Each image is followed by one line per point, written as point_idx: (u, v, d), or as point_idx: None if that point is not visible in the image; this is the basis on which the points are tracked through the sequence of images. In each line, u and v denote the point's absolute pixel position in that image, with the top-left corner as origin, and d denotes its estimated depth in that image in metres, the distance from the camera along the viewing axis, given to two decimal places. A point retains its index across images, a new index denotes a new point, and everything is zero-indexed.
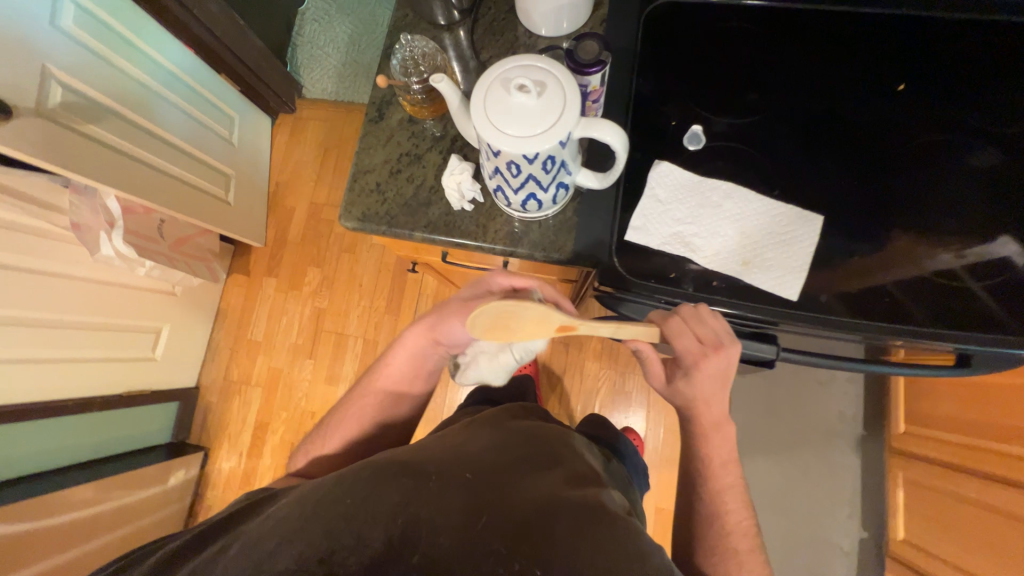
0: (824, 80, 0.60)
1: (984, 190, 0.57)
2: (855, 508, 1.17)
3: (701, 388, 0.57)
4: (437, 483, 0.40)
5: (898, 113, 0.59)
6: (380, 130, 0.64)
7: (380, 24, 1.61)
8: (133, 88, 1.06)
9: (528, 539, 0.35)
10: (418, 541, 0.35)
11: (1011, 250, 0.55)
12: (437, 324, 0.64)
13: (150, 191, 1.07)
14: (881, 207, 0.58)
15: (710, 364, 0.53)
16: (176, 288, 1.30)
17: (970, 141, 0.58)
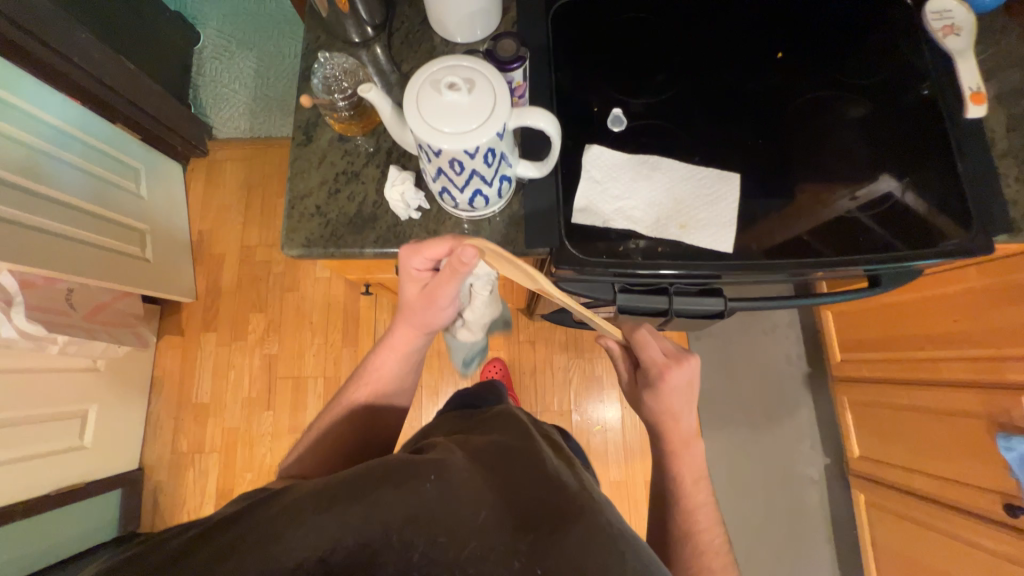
0: (717, 54, 0.67)
1: (863, 137, 0.66)
2: (815, 439, 1.28)
3: (655, 404, 0.66)
4: (438, 473, 0.34)
5: (782, 76, 0.67)
6: (311, 153, 0.63)
7: (286, 55, 1.56)
8: (15, 150, 0.96)
9: (529, 532, 0.32)
10: (417, 544, 0.31)
11: (893, 185, 0.64)
12: (418, 320, 0.63)
13: (51, 259, 0.96)
14: (787, 160, 0.65)
15: (668, 377, 0.65)
16: (98, 363, 1.16)
17: (845, 95, 0.67)
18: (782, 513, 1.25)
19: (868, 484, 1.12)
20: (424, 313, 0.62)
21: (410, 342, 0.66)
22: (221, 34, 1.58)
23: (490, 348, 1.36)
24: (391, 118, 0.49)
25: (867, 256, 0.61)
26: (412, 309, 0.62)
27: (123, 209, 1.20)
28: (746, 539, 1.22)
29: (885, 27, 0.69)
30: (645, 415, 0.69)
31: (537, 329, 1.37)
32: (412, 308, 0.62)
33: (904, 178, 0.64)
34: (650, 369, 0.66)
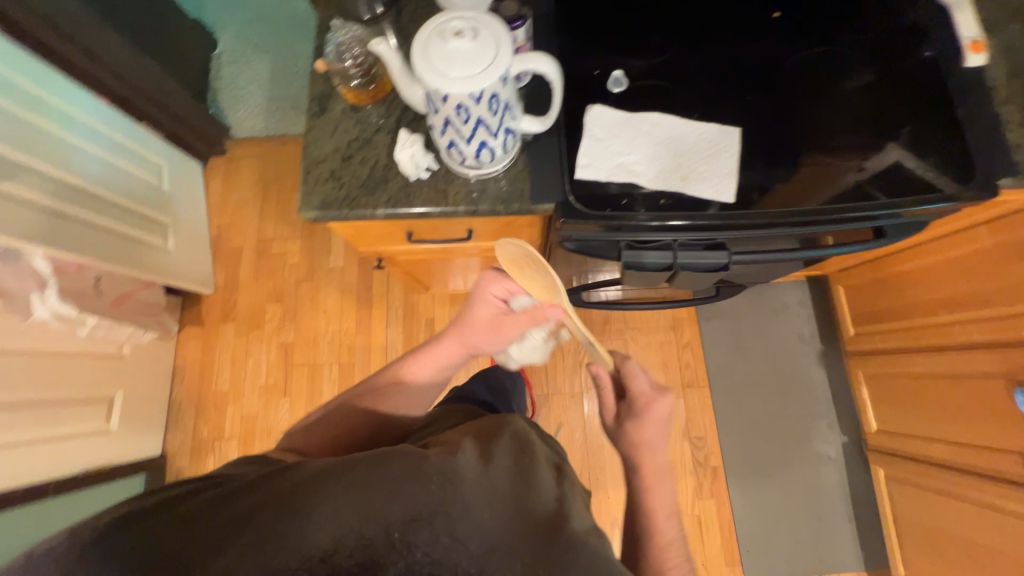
0: (716, 19, 0.69)
1: (863, 102, 0.66)
2: (833, 418, 1.26)
3: (633, 433, 0.67)
4: (441, 477, 0.39)
5: (781, 40, 0.68)
6: (325, 122, 0.66)
7: (300, 58, 1.63)
8: (52, 146, 1.02)
9: (526, 541, 0.37)
10: (418, 543, 0.36)
11: (899, 153, 0.64)
12: (470, 336, 0.73)
13: (78, 245, 1.01)
14: (789, 121, 0.66)
15: (651, 404, 0.68)
16: (124, 349, 1.21)
17: (840, 55, 0.68)
18: (800, 495, 1.23)
19: (888, 459, 1.10)
20: (481, 334, 0.73)
21: (451, 358, 0.73)
22: (238, 40, 1.65)
23: None
24: (401, 71, 0.52)
25: (870, 206, 0.62)
26: (470, 327, 0.73)
27: (147, 202, 1.25)
28: (763, 520, 1.21)
29: None
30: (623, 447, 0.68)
31: None
32: (471, 324, 0.73)
33: (898, 139, 0.65)
34: (635, 399, 0.69)
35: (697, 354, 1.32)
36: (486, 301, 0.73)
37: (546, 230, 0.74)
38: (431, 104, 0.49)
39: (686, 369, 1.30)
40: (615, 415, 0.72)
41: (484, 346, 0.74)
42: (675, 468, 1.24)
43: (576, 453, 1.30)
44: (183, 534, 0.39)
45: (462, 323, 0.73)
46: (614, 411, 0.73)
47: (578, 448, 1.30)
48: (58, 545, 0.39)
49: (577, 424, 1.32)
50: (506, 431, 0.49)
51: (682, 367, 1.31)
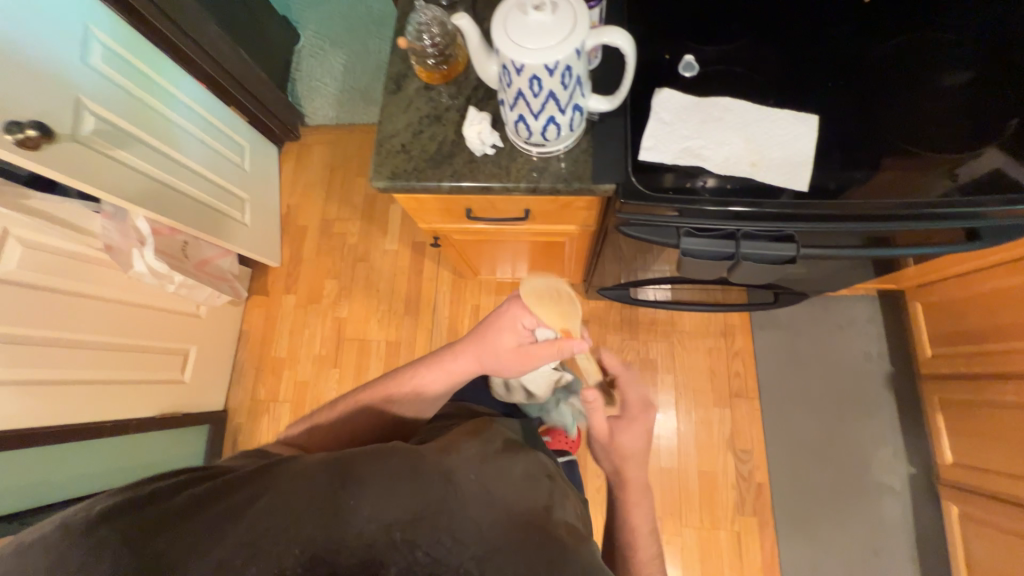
0: (799, 9, 0.66)
1: (961, 101, 0.61)
2: (899, 446, 1.16)
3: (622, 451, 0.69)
4: (445, 480, 0.43)
5: (870, 32, 0.65)
6: (399, 99, 0.70)
7: (372, 53, 1.74)
8: (159, 122, 1.15)
9: (526, 544, 0.39)
10: (420, 539, 0.37)
11: (1000, 158, 0.59)
12: (487, 358, 0.73)
13: (173, 211, 1.13)
14: (873, 117, 0.62)
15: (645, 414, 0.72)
16: (200, 309, 1.33)
17: (939, 44, 0.63)
18: (854, 526, 1.14)
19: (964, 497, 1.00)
20: (501, 359, 0.72)
21: (463, 372, 0.74)
22: (318, 35, 1.78)
23: None
24: (480, 45, 0.54)
25: (962, 207, 0.57)
26: (491, 350, 0.73)
27: (229, 178, 1.37)
28: (810, 548, 1.13)
29: None
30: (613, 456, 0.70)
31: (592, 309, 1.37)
32: (495, 348, 0.72)
33: (993, 139, 0.60)
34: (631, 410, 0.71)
35: (747, 363, 1.26)
36: (514, 329, 0.72)
37: (603, 214, 0.74)
38: (505, 75, 0.51)
39: (735, 378, 1.25)
40: (608, 430, 0.71)
41: (498, 368, 0.74)
42: (716, 480, 1.19)
43: None
44: (191, 540, 0.36)
45: (486, 344, 0.73)
46: (608, 428, 0.70)
47: None
48: (51, 533, 0.36)
49: None
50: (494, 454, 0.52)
51: (731, 376, 1.25)
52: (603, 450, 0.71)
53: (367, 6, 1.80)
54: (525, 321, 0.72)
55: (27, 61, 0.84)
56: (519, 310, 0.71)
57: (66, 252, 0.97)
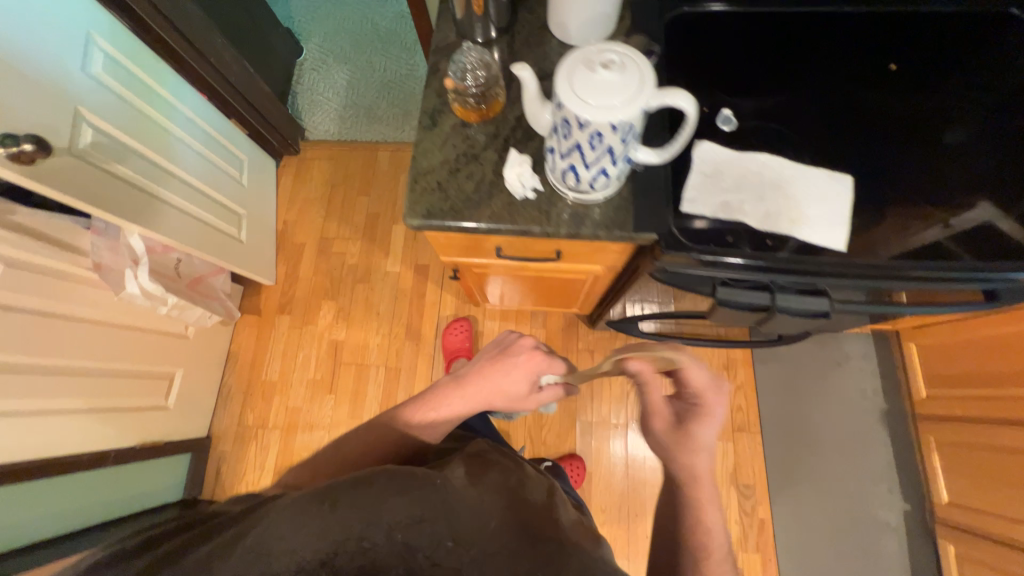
0: (809, 62, 0.69)
1: (961, 158, 0.64)
2: (894, 482, 1.20)
3: (681, 442, 0.64)
4: (446, 494, 0.44)
5: (875, 87, 0.68)
6: (435, 135, 0.69)
7: (378, 71, 1.73)
8: (158, 134, 1.09)
9: (530, 546, 0.41)
10: (423, 538, 0.39)
11: (990, 215, 0.62)
12: (503, 395, 0.76)
13: (167, 229, 1.06)
14: (881, 168, 0.64)
15: (710, 396, 0.65)
16: (189, 330, 1.26)
17: (960, 113, 0.66)
18: (853, 563, 1.15)
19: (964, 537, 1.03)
20: (514, 397, 0.77)
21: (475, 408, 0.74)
22: (322, 49, 1.76)
23: None
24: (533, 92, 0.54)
25: (982, 269, 0.59)
26: (508, 390, 0.76)
27: (226, 193, 1.31)
28: None
29: (980, 48, 0.69)
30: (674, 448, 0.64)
31: (598, 339, 1.37)
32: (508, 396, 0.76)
33: (998, 199, 0.62)
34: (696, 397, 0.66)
35: (750, 398, 1.27)
36: (529, 372, 0.78)
37: (633, 258, 0.74)
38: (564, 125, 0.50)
39: (738, 413, 1.26)
40: (669, 418, 0.66)
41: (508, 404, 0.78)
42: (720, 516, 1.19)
43: (616, 487, 1.27)
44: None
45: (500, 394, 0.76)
46: (666, 413, 0.67)
47: (618, 480, 1.27)
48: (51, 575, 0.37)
49: (619, 457, 1.28)
50: (487, 473, 0.53)
51: (734, 410, 1.26)
52: (656, 440, 0.66)
53: (374, 25, 1.79)
54: (539, 365, 0.79)
55: (25, 69, 0.78)
56: (535, 356, 0.79)
57: (54, 272, 0.90)
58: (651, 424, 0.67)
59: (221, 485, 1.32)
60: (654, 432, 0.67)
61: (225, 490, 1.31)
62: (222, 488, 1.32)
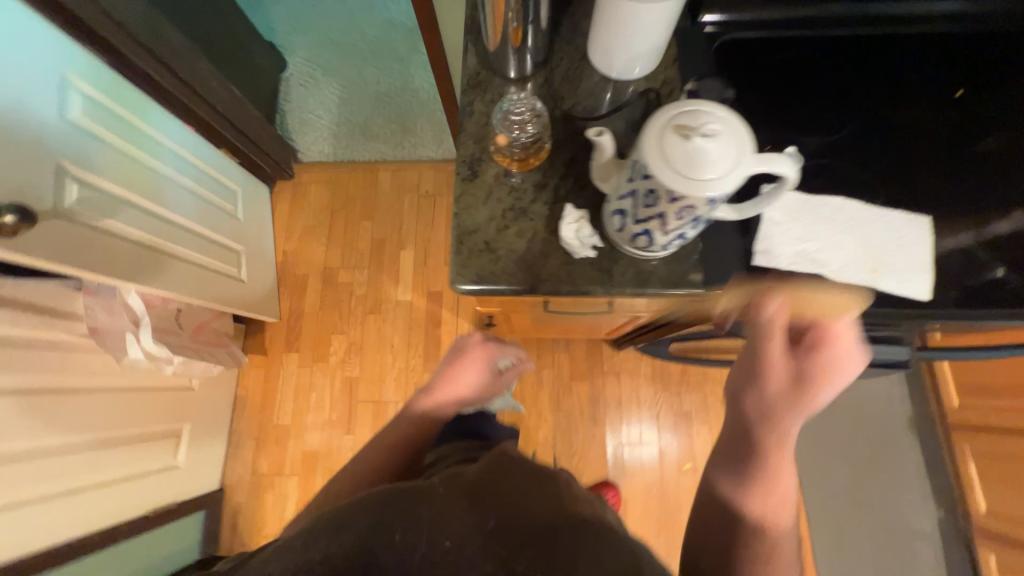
0: (837, 86, 0.70)
1: (994, 169, 0.66)
2: (925, 489, 1.20)
3: (787, 406, 0.50)
4: (432, 502, 0.36)
5: (903, 107, 0.69)
6: (477, 187, 0.63)
7: (369, 83, 1.62)
8: (148, 176, 0.99)
9: (545, 534, 0.34)
10: (419, 544, 0.33)
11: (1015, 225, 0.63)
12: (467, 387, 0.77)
13: (164, 281, 0.98)
14: (923, 190, 0.65)
15: (845, 361, 0.50)
16: (193, 381, 1.17)
17: (1011, 138, 0.67)
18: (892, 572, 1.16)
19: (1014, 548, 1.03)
20: (478, 387, 0.78)
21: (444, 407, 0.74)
22: (308, 62, 1.64)
23: (574, 378, 1.33)
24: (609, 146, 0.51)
25: None
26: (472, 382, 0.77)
27: (223, 230, 1.22)
28: None
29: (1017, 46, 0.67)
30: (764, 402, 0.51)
31: (622, 360, 1.34)
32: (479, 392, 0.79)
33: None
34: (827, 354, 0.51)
35: None
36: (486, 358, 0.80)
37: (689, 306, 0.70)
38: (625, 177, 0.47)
39: None
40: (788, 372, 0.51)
41: (476, 394, 0.78)
42: None
43: (652, 512, 1.24)
44: None
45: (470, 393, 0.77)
46: (784, 370, 0.51)
47: (653, 505, 1.24)
48: None
49: (653, 481, 1.26)
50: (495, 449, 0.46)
51: None
52: (751, 392, 0.52)
53: (361, 31, 1.66)
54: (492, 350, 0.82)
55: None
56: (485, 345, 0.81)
57: (45, 343, 0.81)
58: (758, 377, 0.52)
59: (239, 539, 1.25)
60: (752, 385, 0.52)
61: (244, 544, 1.25)
62: (241, 542, 1.25)
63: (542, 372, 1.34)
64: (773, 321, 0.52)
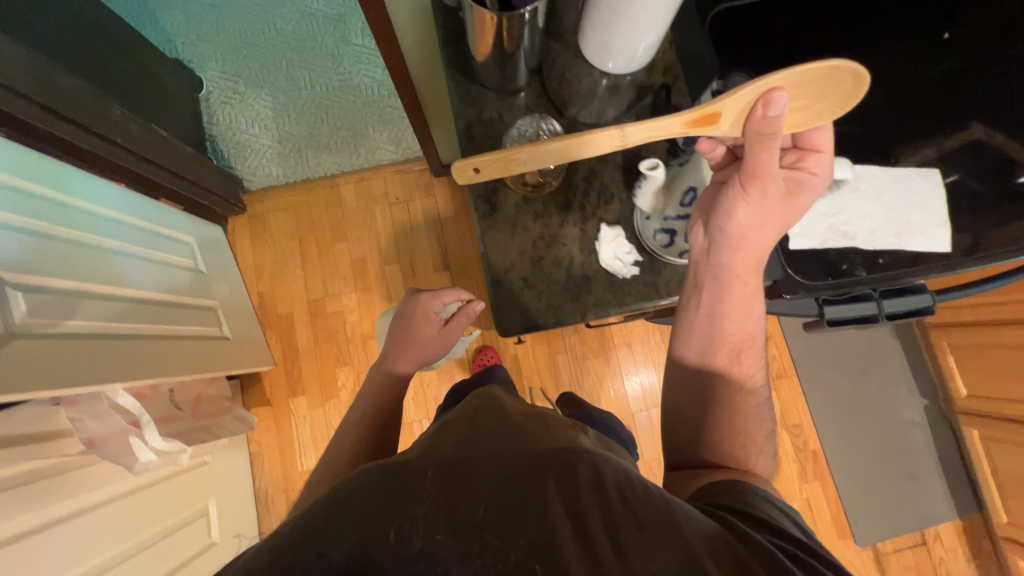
0: (828, 28, 0.69)
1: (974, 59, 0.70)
2: (912, 383, 1.34)
3: (773, 221, 0.51)
4: (416, 491, 0.36)
5: (884, 29, 0.70)
6: (500, 222, 0.60)
7: (302, 88, 1.45)
8: (92, 255, 0.86)
9: (533, 511, 0.34)
10: (410, 539, 0.33)
11: (985, 131, 0.69)
12: (420, 349, 0.84)
13: (149, 367, 0.88)
14: (911, 116, 0.71)
15: (826, 170, 0.51)
16: (206, 455, 1.10)
17: (981, 20, 0.70)
18: (893, 461, 1.31)
19: (994, 422, 1.18)
20: (432, 342, 0.85)
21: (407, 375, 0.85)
22: (226, 75, 1.45)
23: (589, 356, 1.36)
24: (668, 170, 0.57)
25: None
26: (422, 342, 0.84)
27: (191, 289, 1.10)
28: (865, 492, 1.29)
29: None
30: (748, 224, 0.50)
31: (629, 330, 1.37)
32: (423, 342, 0.84)
33: (1007, 98, 0.69)
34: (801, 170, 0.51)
35: (779, 346, 1.35)
36: (428, 318, 0.85)
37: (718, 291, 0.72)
38: (686, 206, 0.55)
39: (773, 362, 1.33)
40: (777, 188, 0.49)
41: (432, 349, 0.86)
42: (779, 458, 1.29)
43: None
44: None
45: (412, 342, 0.84)
46: (775, 184, 0.48)
47: None
48: None
49: None
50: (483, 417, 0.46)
51: (770, 361, 1.33)
52: (740, 210, 0.49)
53: (278, 29, 1.46)
54: (431, 307, 0.85)
55: None
56: (422, 305, 0.85)
57: (38, 470, 0.72)
58: (754, 192, 0.48)
59: None
60: (744, 205, 0.49)
61: None
62: None
63: (556, 359, 1.36)
64: (774, 124, 0.43)
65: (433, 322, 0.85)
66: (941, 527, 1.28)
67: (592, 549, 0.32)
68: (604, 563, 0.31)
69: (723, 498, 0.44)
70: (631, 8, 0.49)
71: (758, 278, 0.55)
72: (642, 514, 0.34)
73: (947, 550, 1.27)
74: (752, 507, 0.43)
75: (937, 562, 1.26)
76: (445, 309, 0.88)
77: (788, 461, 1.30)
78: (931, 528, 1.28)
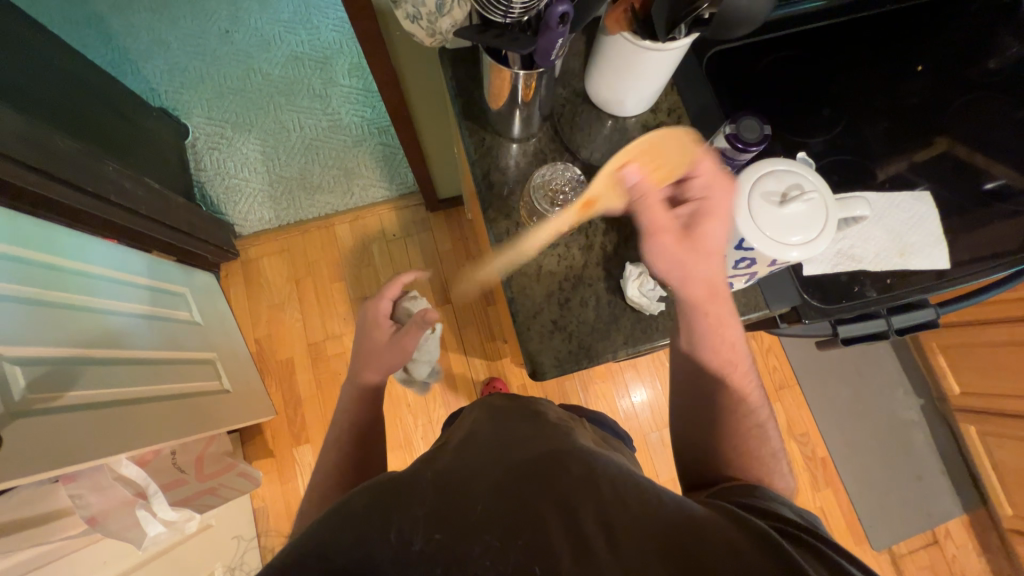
0: (800, 69, 0.75)
1: (939, 87, 0.76)
2: (906, 383, 1.39)
3: (690, 259, 0.53)
4: (412, 497, 0.36)
5: (853, 64, 0.76)
6: (524, 267, 0.61)
7: (291, 130, 1.45)
8: (89, 320, 0.82)
9: (526, 511, 0.35)
10: (410, 540, 0.33)
11: (969, 150, 0.73)
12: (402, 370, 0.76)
13: (154, 432, 0.84)
14: (894, 138, 0.75)
15: (717, 188, 0.51)
16: (210, 517, 1.04)
17: (941, 50, 0.76)
18: (899, 462, 1.34)
19: (990, 416, 1.23)
20: (387, 346, 0.71)
21: None
22: (212, 120, 1.44)
23: (598, 379, 1.37)
24: None
25: None
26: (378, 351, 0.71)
27: (191, 343, 1.06)
28: (876, 495, 1.31)
29: None
30: (668, 269, 0.54)
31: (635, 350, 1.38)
32: (377, 352, 0.71)
33: (978, 119, 0.74)
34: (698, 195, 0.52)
35: (779, 357, 1.38)
36: (379, 326, 0.73)
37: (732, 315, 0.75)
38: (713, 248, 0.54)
39: (775, 373, 1.36)
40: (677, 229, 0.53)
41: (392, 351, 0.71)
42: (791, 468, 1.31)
43: None
44: None
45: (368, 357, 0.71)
46: (672, 226, 0.53)
47: None
48: None
49: None
50: (484, 428, 0.48)
51: (772, 372, 1.37)
52: (655, 262, 0.54)
53: (264, 73, 1.47)
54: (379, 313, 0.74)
55: None
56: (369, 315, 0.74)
57: (39, 558, 0.67)
58: (652, 243, 0.53)
59: None
60: (656, 258, 0.54)
61: None
62: None
63: (565, 385, 1.36)
64: (639, 190, 0.53)
65: (387, 330, 0.73)
66: (950, 524, 1.31)
67: (582, 541, 0.32)
68: (595, 556, 0.32)
69: (729, 497, 0.44)
70: (641, 58, 0.52)
71: (724, 302, 0.55)
72: (632, 506, 0.35)
73: (958, 546, 1.29)
74: (759, 499, 0.43)
75: (951, 559, 1.28)
76: (401, 311, 0.76)
77: (801, 471, 1.31)
78: (941, 526, 1.30)
